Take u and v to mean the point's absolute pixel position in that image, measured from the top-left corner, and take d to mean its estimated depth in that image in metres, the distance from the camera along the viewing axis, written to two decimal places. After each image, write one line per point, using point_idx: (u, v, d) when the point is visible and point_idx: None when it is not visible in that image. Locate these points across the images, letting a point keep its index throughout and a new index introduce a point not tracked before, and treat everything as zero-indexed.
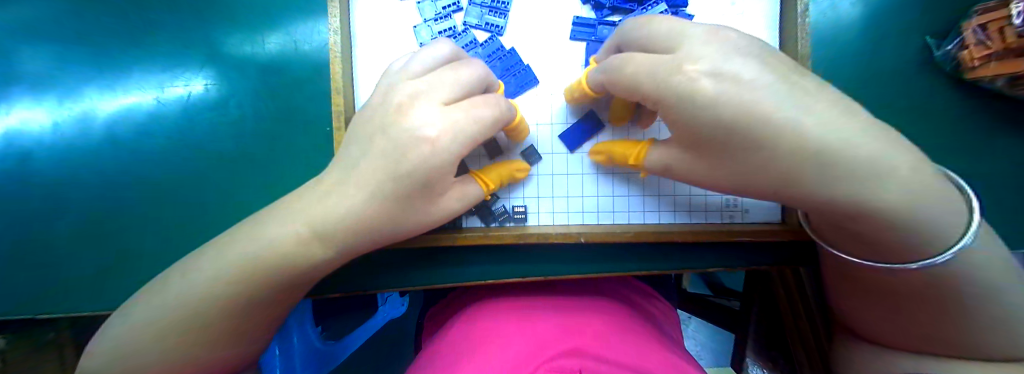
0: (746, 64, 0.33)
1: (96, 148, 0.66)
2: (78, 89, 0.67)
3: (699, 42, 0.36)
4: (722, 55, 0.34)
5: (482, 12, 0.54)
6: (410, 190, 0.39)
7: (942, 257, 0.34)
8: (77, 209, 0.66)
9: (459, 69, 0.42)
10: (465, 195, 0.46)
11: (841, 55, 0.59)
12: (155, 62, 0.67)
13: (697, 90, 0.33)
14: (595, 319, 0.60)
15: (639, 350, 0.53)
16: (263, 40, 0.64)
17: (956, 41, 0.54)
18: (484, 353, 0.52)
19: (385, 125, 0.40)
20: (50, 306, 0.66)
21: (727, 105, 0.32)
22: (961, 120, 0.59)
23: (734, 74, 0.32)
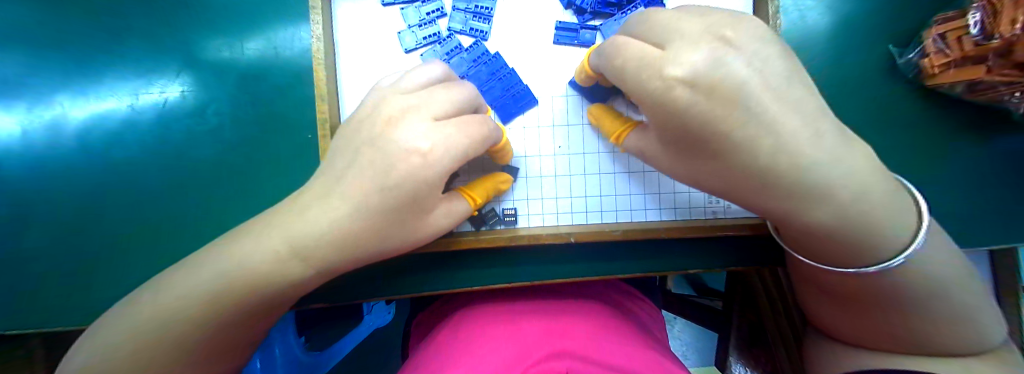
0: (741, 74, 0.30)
1: (66, 156, 0.64)
2: (48, 96, 0.65)
3: (687, 45, 0.33)
4: (710, 59, 0.31)
5: (466, 17, 0.55)
6: (391, 201, 0.38)
7: (895, 261, 0.37)
8: (46, 218, 0.63)
9: (452, 89, 0.41)
10: (453, 211, 0.45)
11: (814, 61, 0.62)
12: (130, 68, 0.65)
13: (672, 98, 0.33)
14: (582, 323, 0.61)
15: (627, 352, 0.53)
16: (242, 45, 0.63)
17: (917, 49, 0.57)
18: (471, 359, 0.51)
19: (373, 138, 0.38)
20: (15, 322, 0.63)
21: (693, 114, 0.32)
22: (926, 124, 0.62)
23: (711, 86, 0.31)
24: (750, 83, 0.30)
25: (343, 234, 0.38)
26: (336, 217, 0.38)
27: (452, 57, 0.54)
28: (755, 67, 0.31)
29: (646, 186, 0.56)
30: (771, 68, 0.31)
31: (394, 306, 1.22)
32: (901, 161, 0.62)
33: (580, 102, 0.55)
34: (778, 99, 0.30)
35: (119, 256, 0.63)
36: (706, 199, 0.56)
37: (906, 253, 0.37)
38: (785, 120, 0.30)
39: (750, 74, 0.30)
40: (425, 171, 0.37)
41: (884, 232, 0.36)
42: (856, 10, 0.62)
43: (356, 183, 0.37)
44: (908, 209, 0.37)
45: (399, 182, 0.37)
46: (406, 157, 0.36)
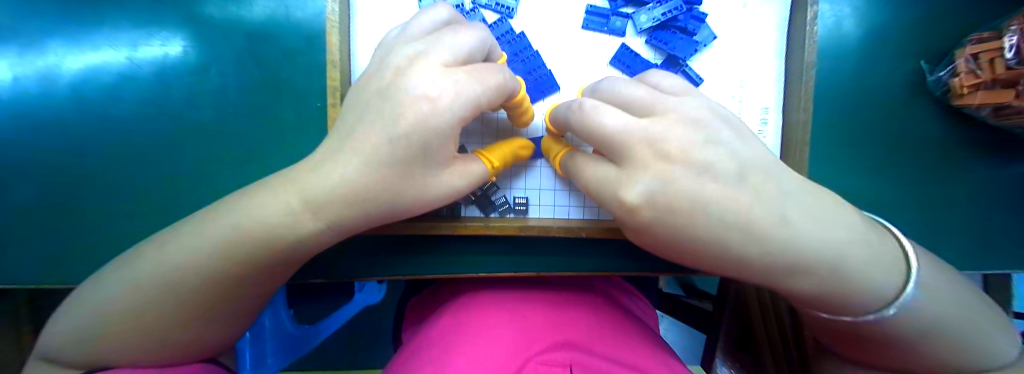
0: (699, 185, 0.30)
1: (59, 108, 0.61)
2: (40, 41, 0.61)
3: (640, 163, 0.32)
4: (656, 181, 0.31)
5: None
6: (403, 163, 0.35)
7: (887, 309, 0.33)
8: (37, 169, 0.61)
9: (459, 33, 0.37)
10: (469, 174, 0.42)
11: (841, 71, 0.60)
12: (129, 18, 0.61)
13: (636, 217, 0.34)
14: (581, 314, 0.60)
15: (628, 342, 0.55)
16: (251, 2, 0.60)
17: (948, 68, 0.56)
18: (475, 346, 0.51)
19: (384, 90, 0.36)
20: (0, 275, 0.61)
21: (662, 229, 0.32)
22: (946, 143, 0.61)
23: (668, 204, 0.31)
24: (703, 194, 0.30)
25: (356, 210, 0.37)
26: (350, 195, 0.35)
27: None
28: (705, 172, 0.30)
29: None
30: (723, 174, 0.30)
31: (384, 285, 1.21)
32: (916, 179, 0.62)
33: None
34: (743, 192, 0.30)
35: (110, 215, 0.61)
36: None
37: (907, 292, 0.33)
38: (744, 211, 0.29)
39: (698, 183, 0.30)
40: (428, 122, 0.34)
41: (888, 272, 0.33)
42: (891, 22, 0.60)
43: (369, 148, 0.34)
44: (892, 252, 0.34)
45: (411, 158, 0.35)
46: (414, 106, 0.34)
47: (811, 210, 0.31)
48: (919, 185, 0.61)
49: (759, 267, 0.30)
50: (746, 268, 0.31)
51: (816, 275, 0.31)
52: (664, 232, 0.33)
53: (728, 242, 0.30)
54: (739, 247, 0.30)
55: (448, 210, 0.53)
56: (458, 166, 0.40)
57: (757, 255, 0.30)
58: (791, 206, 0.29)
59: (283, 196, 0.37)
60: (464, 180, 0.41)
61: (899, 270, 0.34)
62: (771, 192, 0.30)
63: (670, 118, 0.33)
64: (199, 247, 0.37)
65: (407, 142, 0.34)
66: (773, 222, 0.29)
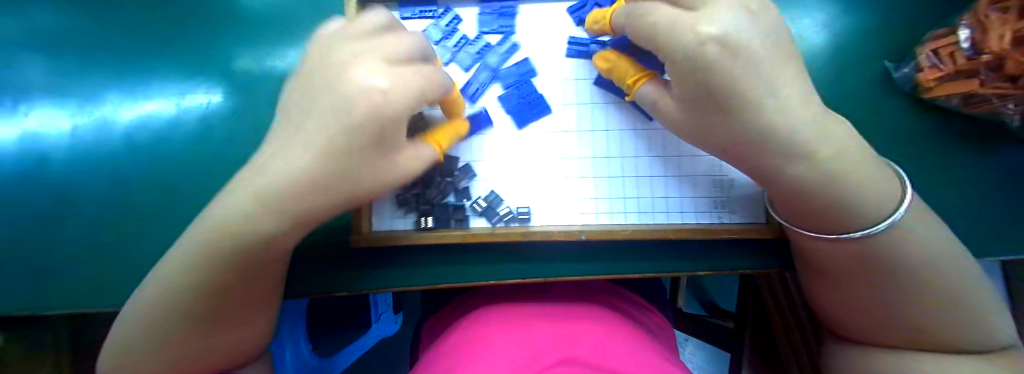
0: (755, 44, 0.35)
1: (114, 151, 0.69)
2: (102, 95, 0.71)
3: (717, 15, 0.36)
4: (730, 23, 0.35)
5: (494, 18, 0.57)
6: (356, 144, 0.39)
7: (878, 226, 0.39)
8: (91, 206, 0.68)
9: (403, 37, 0.44)
10: (420, 157, 0.46)
11: (820, 72, 0.64)
12: (176, 72, 0.71)
13: (701, 53, 0.35)
14: (587, 331, 0.61)
15: (634, 357, 0.55)
16: (282, 54, 0.69)
17: (911, 64, 0.59)
18: (483, 362, 0.53)
19: (331, 82, 0.40)
20: (57, 303, 0.67)
21: (721, 73, 0.35)
22: (936, 134, 0.62)
23: (734, 48, 0.35)
24: (757, 54, 0.35)
25: (318, 199, 0.40)
26: (309, 184, 0.39)
27: (483, 57, 0.57)
28: (761, 40, 0.36)
29: (665, 189, 0.55)
30: (774, 56, 0.36)
31: (401, 315, 1.25)
32: (909, 172, 0.62)
33: (592, 109, 0.56)
34: (773, 67, 0.36)
35: (155, 243, 0.67)
36: (710, 204, 0.55)
37: (898, 212, 0.39)
38: (783, 88, 0.35)
39: (759, 44, 0.36)
40: (372, 114, 0.38)
41: (882, 199, 0.38)
42: (857, 29, 0.65)
43: (326, 139, 0.38)
44: (892, 186, 0.40)
45: (354, 136, 0.38)
46: (360, 97, 0.38)
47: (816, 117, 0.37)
48: (917, 175, 0.62)
49: (761, 140, 0.37)
50: (750, 145, 0.38)
51: (798, 169, 0.37)
52: (702, 77, 0.36)
53: (762, 104, 0.35)
54: (769, 115, 0.35)
55: (456, 222, 0.57)
56: (409, 151, 0.45)
57: (742, 120, 0.36)
58: (804, 102, 0.36)
59: (243, 193, 0.39)
60: (416, 164, 0.45)
61: (896, 196, 0.39)
62: (790, 81, 0.37)
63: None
64: (230, 259, 0.41)
65: (363, 128, 0.38)
66: (794, 105, 0.36)
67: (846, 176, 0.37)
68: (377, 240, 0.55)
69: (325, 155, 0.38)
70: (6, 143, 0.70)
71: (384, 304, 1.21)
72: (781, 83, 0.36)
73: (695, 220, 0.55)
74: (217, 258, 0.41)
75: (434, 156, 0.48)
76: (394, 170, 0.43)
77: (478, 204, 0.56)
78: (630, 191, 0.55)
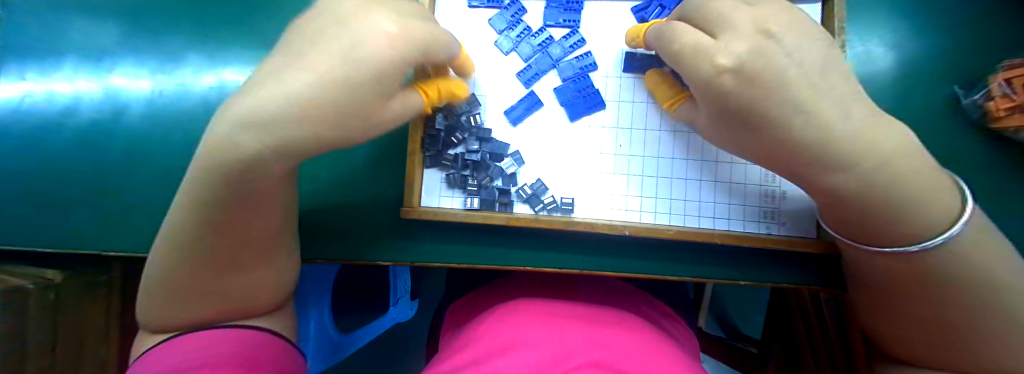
0: (785, 61, 0.34)
1: (189, 110, 0.75)
2: (183, 58, 0.76)
3: (737, 38, 0.36)
4: (753, 49, 0.34)
5: (559, 11, 0.59)
6: (355, 81, 0.34)
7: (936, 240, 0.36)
8: (161, 158, 0.74)
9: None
10: (409, 103, 0.45)
11: (878, 95, 0.63)
12: (251, 41, 0.75)
13: (718, 84, 0.36)
14: (617, 336, 0.54)
15: (672, 368, 0.47)
16: None
17: (983, 92, 0.58)
18: (503, 356, 0.46)
19: (336, 20, 0.37)
20: (119, 245, 0.72)
21: (738, 99, 0.35)
22: (999, 168, 0.60)
23: (755, 71, 0.34)
24: (785, 71, 0.33)
25: (302, 133, 0.33)
26: (308, 115, 0.32)
27: (545, 49, 0.58)
28: (794, 55, 0.34)
29: (713, 194, 0.56)
30: (814, 70, 0.34)
31: (417, 302, 1.26)
32: None
33: (646, 109, 0.57)
34: (810, 80, 0.34)
35: None
36: (758, 213, 0.56)
37: (960, 222, 0.36)
38: (815, 101, 0.33)
39: (787, 63, 0.34)
40: (374, 56, 0.35)
41: (938, 208, 0.36)
42: (926, 53, 0.63)
43: (325, 67, 0.33)
44: (947, 199, 0.36)
45: (354, 71, 0.34)
46: (361, 36, 0.35)
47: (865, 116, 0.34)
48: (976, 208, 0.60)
49: (808, 154, 0.35)
50: (796, 157, 0.36)
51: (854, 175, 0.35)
52: (722, 102, 0.37)
53: (790, 125, 0.33)
54: (803, 133, 0.33)
55: (501, 205, 0.58)
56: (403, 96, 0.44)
57: (777, 139, 0.35)
58: (851, 111, 0.33)
59: (224, 125, 0.32)
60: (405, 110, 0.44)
61: (954, 205, 0.37)
62: (832, 86, 0.34)
63: (785, 10, 0.38)
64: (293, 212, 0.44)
65: (368, 67, 0.35)
66: (836, 117, 0.33)
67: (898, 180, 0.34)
68: (425, 214, 0.57)
69: (327, 83, 0.33)
70: (90, 98, 0.76)
71: (402, 290, 1.22)
72: (817, 100, 0.33)
73: (740, 227, 0.56)
74: (261, 210, 0.40)
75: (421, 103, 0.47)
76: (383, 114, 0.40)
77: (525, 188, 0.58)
78: (678, 192, 0.56)
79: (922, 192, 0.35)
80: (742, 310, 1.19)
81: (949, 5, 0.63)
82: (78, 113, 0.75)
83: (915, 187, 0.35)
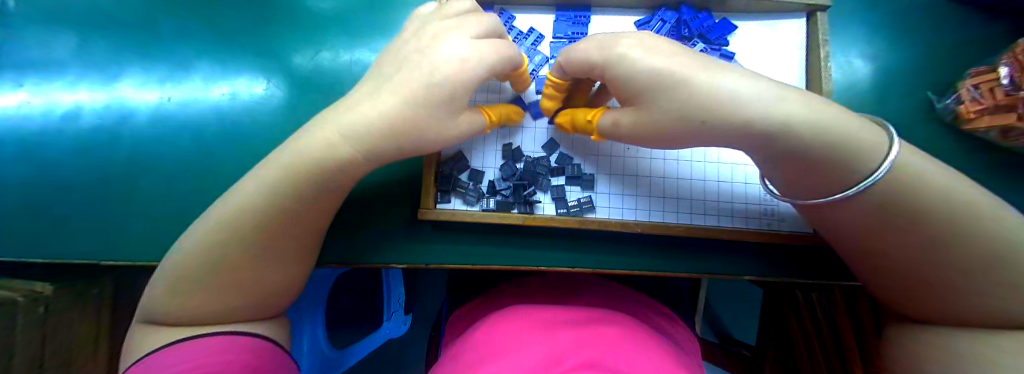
0: (664, 47, 0.39)
1: (197, 117, 0.75)
2: (194, 65, 0.77)
3: (630, 35, 0.42)
4: (643, 40, 0.41)
5: (566, 24, 0.62)
6: (431, 98, 0.40)
7: (864, 184, 0.34)
8: (166, 165, 0.73)
9: (482, 17, 0.46)
10: (475, 120, 0.49)
11: (859, 102, 0.69)
12: (264, 49, 0.76)
13: (624, 64, 0.40)
14: (611, 334, 0.53)
15: (668, 364, 0.46)
16: (368, 45, 0.75)
17: (953, 96, 0.63)
18: (494, 363, 0.45)
19: (417, 48, 0.43)
20: (117, 254, 0.71)
21: (643, 69, 0.38)
22: (974, 166, 0.64)
23: (650, 49, 0.39)
24: (665, 53, 0.39)
25: (378, 141, 0.40)
26: (381, 122, 0.40)
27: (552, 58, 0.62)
28: (671, 46, 0.40)
29: (720, 194, 0.59)
30: (697, 57, 0.39)
31: (410, 317, 1.24)
32: None
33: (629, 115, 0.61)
34: (689, 58, 0.38)
35: None
36: (761, 211, 0.59)
37: (882, 170, 0.34)
38: (696, 68, 0.36)
39: (664, 47, 0.39)
40: (446, 66, 0.41)
41: (870, 151, 0.34)
42: (901, 64, 0.69)
43: (407, 90, 0.40)
44: (866, 137, 0.34)
45: (429, 91, 0.40)
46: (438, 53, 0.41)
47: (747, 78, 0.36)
48: None
49: (704, 112, 0.35)
50: (695, 117, 0.36)
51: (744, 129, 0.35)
52: (625, 76, 0.40)
53: (685, 78, 0.36)
54: (694, 89, 0.36)
55: (523, 207, 0.60)
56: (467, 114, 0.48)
57: (670, 104, 0.37)
58: (734, 75, 0.35)
59: (323, 133, 0.41)
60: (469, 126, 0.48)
61: (883, 145, 0.34)
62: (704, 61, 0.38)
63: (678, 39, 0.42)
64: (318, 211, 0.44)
65: (439, 92, 0.41)
66: (717, 78, 0.35)
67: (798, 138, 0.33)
68: (443, 215, 0.59)
69: (408, 100, 0.40)
70: (92, 106, 0.75)
71: (396, 304, 1.20)
72: (699, 66, 0.36)
73: (744, 225, 0.59)
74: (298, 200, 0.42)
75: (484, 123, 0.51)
76: (455, 124, 0.45)
77: (552, 188, 0.60)
78: (687, 193, 0.59)
79: (838, 142, 0.33)
80: (734, 317, 1.21)
81: (916, 22, 0.69)
82: (79, 121, 0.75)
83: (831, 128, 0.34)
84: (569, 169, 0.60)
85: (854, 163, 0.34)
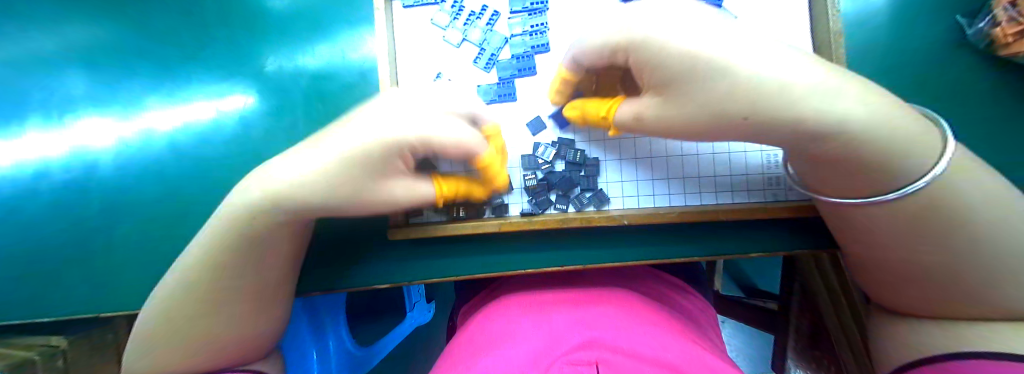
0: (712, 28, 0.32)
1: (159, 158, 0.72)
2: (144, 100, 0.73)
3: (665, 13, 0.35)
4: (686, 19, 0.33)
5: None
6: (353, 153, 0.36)
7: (915, 185, 0.30)
8: (139, 212, 0.72)
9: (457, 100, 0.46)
10: (418, 193, 0.45)
11: (871, 38, 0.60)
12: (209, 73, 0.72)
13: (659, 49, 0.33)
14: (612, 311, 0.49)
15: (671, 336, 0.42)
16: (312, 50, 0.69)
17: (988, 18, 0.53)
18: (489, 356, 0.42)
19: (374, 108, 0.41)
20: (113, 304, 0.71)
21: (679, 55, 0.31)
22: (1010, 96, 0.56)
23: (692, 32, 0.32)
24: (715, 34, 0.31)
25: (306, 201, 0.37)
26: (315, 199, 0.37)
27: (509, 36, 0.55)
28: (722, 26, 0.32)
29: (717, 167, 0.52)
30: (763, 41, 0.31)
31: (434, 304, 1.25)
32: (981, 138, 0.57)
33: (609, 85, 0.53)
34: (748, 40, 0.30)
35: None
36: (766, 181, 0.52)
37: (932, 173, 0.30)
38: (750, 55, 0.29)
39: (717, 28, 0.32)
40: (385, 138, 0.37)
41: (914, 152, 0.30)
42: None
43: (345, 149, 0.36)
44: (922, 138, 0.30)
45: (356, 162, 0.36)
46: (400, 120, 0.38)
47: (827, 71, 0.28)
48: (989, 141, 0.57)
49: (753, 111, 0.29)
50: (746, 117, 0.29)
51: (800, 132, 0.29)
52: (656, 64, 0.34)
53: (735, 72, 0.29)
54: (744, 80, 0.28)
55: (494, 211, 0.56)
56: (407, 181, 0.43)
57: (706, 97, 0.31)
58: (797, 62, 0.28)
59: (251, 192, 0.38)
60: (407, 192, 0.43)
61: (936, 146, 0.30)
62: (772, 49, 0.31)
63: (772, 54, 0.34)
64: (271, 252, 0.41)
65: (364, 149, 0.36)
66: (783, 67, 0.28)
67: (856, 142, 0.28)
68: (413, 232, 0.55)
69: (338, 172, 0.36)
70: (57, 159, 0.73)
71: (417, 294, 1.20)
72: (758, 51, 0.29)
73: (746, 198, 0.52)
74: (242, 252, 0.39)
75: (431, 197, 0.47)
76: (384, 191, 0.41)
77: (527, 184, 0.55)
78: (679, 171, 0.53)
79: (896, 146, 0.29)
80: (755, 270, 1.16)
81: None
82: (48, 177, 0.73)
83: (894, 133, 0.28)
84: (570, 153, 0.54)
85: (915, 156, 0.30)
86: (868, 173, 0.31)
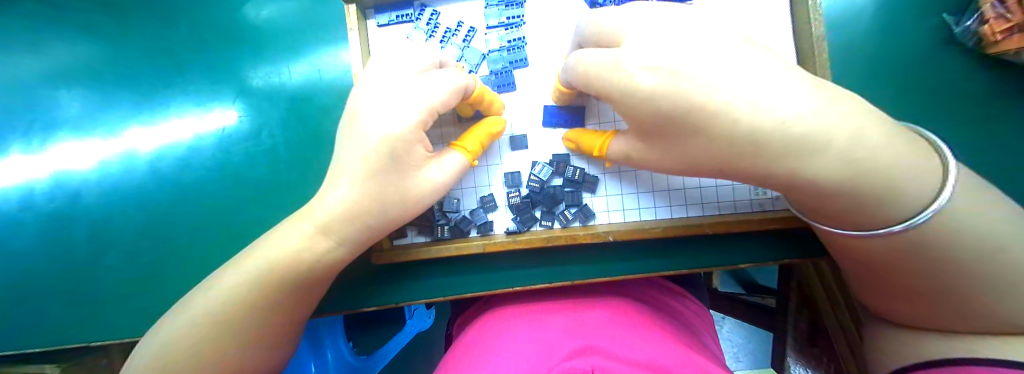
0: (695, 52, 0.28)
1: (142, 185, 0.72)
2: (123, 126, 0.73)
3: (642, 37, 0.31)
4: (662, 47, 0.29)
5: (500, 10, 0.53)
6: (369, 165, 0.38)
7: (921, 217, 0.29)
8: (125, 238, 0.71)
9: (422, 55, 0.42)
10: (446, 166, 0.44)
11: (855, 39, 0.59)
12: (187, 97, 0.71)
13: (636, 90, 0.30)
14: (604, 322, 0.47)
15: (667, 344, 0.40)
16: (288, 69, 0.68)
17: (975, 16, 0.52)
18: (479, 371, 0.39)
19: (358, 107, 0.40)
20: (101, 332, 0.70)
21: (661, 100, 0.28)
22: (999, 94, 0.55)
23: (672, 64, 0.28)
24: (696, 59, 0.27)
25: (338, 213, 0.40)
26: (344, 220, 0.41)
27: (487, 52, 0.54)
28: (701, 46, 0.28)
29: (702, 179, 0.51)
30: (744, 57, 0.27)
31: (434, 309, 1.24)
32: (970, 137, 0.56)
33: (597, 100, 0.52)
34: (731, 64, 0.26)
35: (190, 269, 0.69)
36: (751, 191, 0.51)
37: (935, 206, 0.28)
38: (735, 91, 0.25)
39: (698, 52, 0.28)
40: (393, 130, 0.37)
41: (912, 179, 0.27)
42: None
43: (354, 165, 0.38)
44: (926, 170, 0.28)
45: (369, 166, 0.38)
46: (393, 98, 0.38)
47: (829, 99, 0.25)
48: (979, 141, 0.56)
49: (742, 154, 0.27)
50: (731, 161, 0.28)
51: (794, 176, 0.27)
52: (637, 108, 0.31)
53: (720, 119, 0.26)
54: (728, 128, 0.26)
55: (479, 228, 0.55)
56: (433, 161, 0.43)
57: (696, 142, 0.29)
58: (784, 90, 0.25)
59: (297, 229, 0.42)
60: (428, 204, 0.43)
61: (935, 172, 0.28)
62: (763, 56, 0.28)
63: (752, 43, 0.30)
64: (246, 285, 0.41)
65: (374, 155, 0.38)
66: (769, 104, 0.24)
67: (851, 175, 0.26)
68: (399, 253, 0.55)
69: (372, 200, 0.39)
70: (41, 187, 0.73)
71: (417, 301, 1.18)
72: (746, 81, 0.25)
73: (732, 210, 0.51)
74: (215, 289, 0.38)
75: (462, 164, 0.45)
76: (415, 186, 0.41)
77: (510, 201, 0.54)
78: (664, 183, 0.52)
79: (895, 176, 0.27)
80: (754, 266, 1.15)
81: None
82: (34, 206, 0.73)
83: (893, 170, 0.26)
84: (568, 171, 0.52)
85: (914, 192, 0.28)
86: (870, 205, 0.29)
